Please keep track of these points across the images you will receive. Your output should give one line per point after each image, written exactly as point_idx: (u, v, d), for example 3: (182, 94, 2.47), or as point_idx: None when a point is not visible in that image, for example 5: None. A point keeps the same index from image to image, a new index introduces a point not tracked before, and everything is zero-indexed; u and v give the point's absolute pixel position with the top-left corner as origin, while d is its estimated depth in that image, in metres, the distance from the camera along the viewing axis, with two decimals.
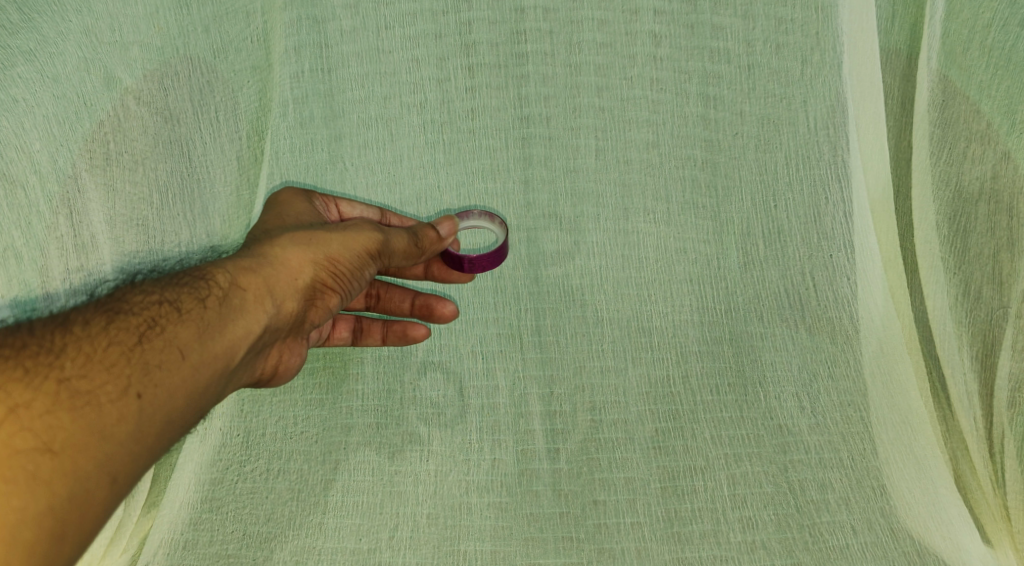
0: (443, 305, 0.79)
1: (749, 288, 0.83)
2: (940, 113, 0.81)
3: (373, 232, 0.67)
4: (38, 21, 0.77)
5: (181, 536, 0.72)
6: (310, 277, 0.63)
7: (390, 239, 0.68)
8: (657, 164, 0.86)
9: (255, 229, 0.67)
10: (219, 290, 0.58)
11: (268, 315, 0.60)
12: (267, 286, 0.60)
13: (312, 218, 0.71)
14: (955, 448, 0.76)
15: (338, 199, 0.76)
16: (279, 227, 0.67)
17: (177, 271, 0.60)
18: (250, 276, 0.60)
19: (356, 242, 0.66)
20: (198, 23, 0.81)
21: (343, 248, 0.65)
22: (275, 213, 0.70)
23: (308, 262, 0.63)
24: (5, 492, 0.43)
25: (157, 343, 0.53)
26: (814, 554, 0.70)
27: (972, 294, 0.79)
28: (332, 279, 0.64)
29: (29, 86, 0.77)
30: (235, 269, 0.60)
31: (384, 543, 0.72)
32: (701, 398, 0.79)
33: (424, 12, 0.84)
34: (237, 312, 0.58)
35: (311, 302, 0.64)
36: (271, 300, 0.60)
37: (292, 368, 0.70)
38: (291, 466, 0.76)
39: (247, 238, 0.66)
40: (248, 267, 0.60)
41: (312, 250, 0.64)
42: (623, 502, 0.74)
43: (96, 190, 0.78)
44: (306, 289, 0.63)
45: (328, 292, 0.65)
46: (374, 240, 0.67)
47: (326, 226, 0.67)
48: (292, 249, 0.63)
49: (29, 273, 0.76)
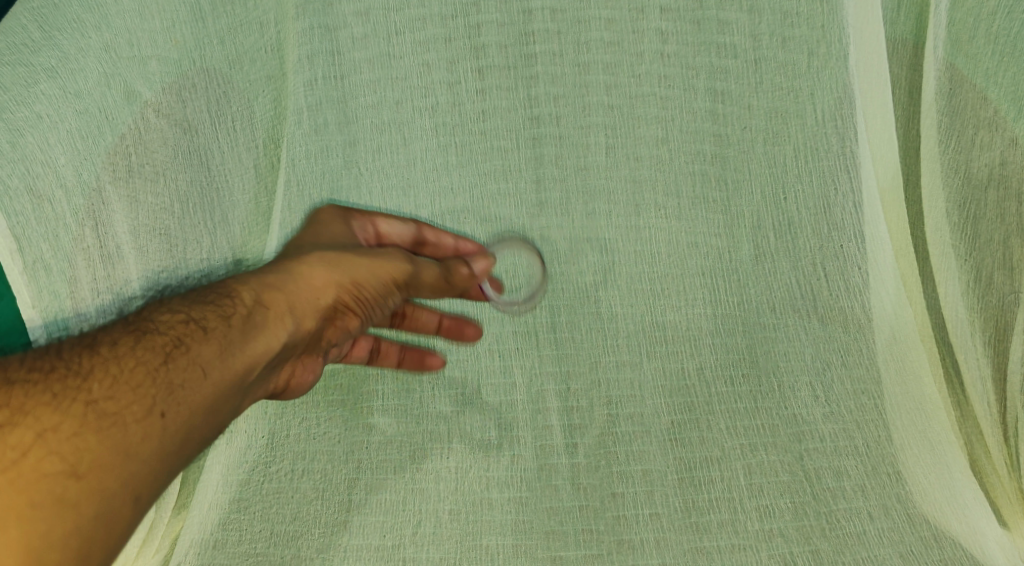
0: (468, 326, 0.83)
1: (762, 281, 0.84)
2: (948, 101, 0.81)
3: (401, 259, 0.69)
4: (59, 39, 0.79)
5: (212, 536, 0.74)
6: (333, 297, 0.64)
7: (416, 268, 0.70)
8: (667, 160, 0.86)
9: (287, 248, 0.69)
10: (243, 309, 0.59)
11: (289, 335, 0.61)
12: (290, 305, 0.61)
13: (342, 239, 0.73)
14: (970, 433, 0.78)
15: (375, 217, 0.79)
16: (308, 248, 0.68)
17: (207, 288, 0.62)
18: (274, 295, 0.61)
19: (383, 267, 0.67)
20: (213, 35, 0.82)
21: (370, 272, 0.67)
22: (305, 235, 0.72)
23: (333, 283, 0.64)
24: (28, 515, 0.46)
25: (182, 362, 0.55)
26: (832, 540, 0.73)
27: (984, 280, 0.80)
28: (357, 300, 0.65)
29: (53, 102, 0.78)
30: (261, 286, 0.61)
31: (408, 539, 0.74)
32: (716, 390, 0.81)
33: (434, 16, 0.86)
34: (261, 332, 0.60)
35: (332, 320, 0.66)
36: (293, 319, 0.61)
37: (307, 384, 0.71)
38: (315, 466, 0.78)
39: (278, 257, 0.67)
40: (272, 285, 0.62)
41: (339, 270, 0.65)
42: (641, 493, 0.76)
43: (120, 202, 0.79)
44: (329, 308, 0.64)
45: (348, 312, 0.66)
46: (401, 268, 0.68)
47: (355, 250, 0.68)
48: (320, 268, 0.65)
49: (59, 283, 0.77)
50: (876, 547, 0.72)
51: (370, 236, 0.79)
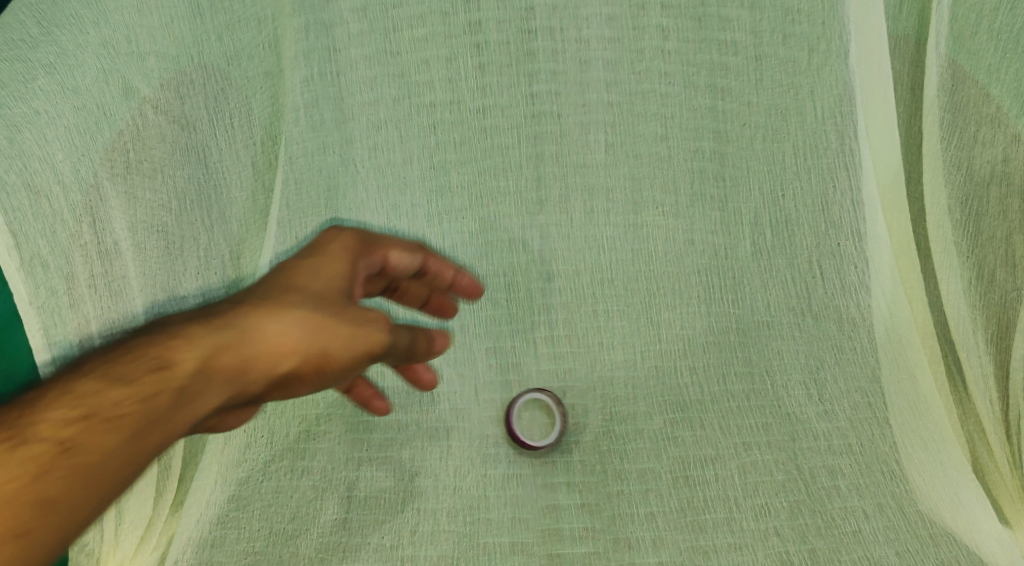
0: (425, 370, 0.77)
1: (758, 279, 0.85)
2: (950, 98, 0.80)
3: (384, 332, 0.57)
4: (58, 34, 0.73)
5: (209, 535, 0.73)
6: (287, 367, 0.54)
7: (398, 334, 0.60)
8: (666, 157, 0.86)
9: (276, 283, 0.58)
10: (170, 389, 0.49)
11: (225, 404, 0.53)
12: (232, 379, 0.52)
13: (343, 275, 0.61)
14: (971, 431, 0.78)
15: (389, 245, 0.69)
16: (297, 292, 0.57)
17: (157, 332, 0.53)
18: (215, 369, 0.51)
19: (360, 339, 0.56)
20: (211, 31, 0.81)
21: (344, 343, 0.55)
22: (306, 262, 0.60)
23: (292, 353, 0.54)
24: None
25: (78, 458, 0.45)
26: (827, 539, 0.72)
27: (986, 277, 0.79)
28: (316, 373, 0.55)
29: (50, 97, 0.72)
30: (199, 357, 0.51)
31: (406, 538, 0.73)
32: (710, 390, 0.82)
33: (434, 12, 0.85)
34: (188, 412, 0.51)
35: (284, 388, 0.55)
36: (229, 394, 0.52)
37: (231, 428, 0.62)
38: (314, 465, 0.77)
39: (259, 295, 0.56)
40: (212, 353, 0.51)
41: (303, 337, 0.54)
42: (637, 493, 0.76)
43: (118, 198, 0.75)
44: (280, 379, 0.54)
45: (306, 381, 0.56)
46: (381, 343, 0.57)
47: (343, 304, 0.57)
48: (291, 331, 0.54)
49: (57, 280, 0.72)
50: (872, 546, 0.71)
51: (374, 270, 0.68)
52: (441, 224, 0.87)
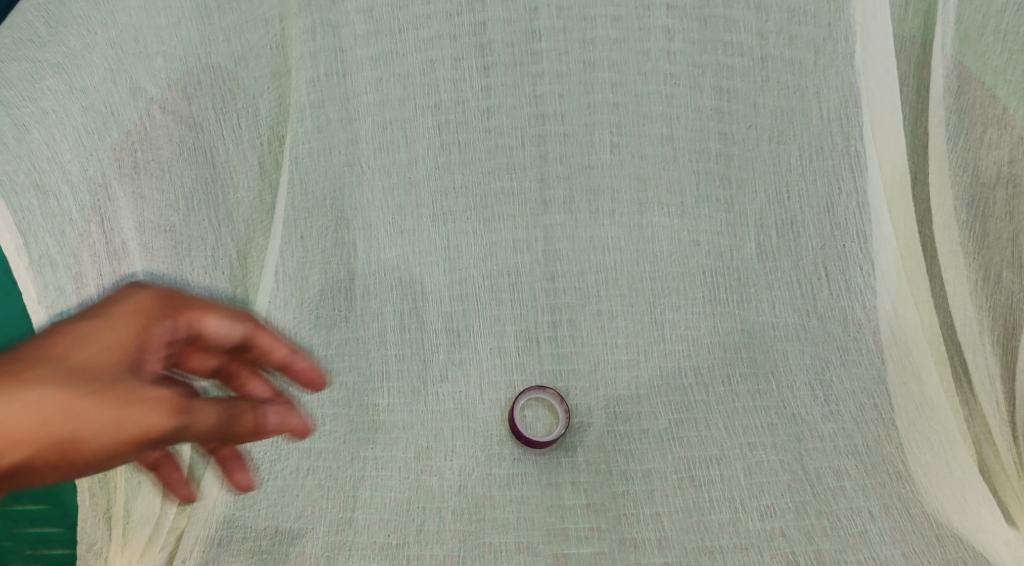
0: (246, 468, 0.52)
1: (762, 279, 0.85)
2: (956, 99, 0.80)
3: (161, 417, 0.45)
4: (65, 35, 0.73)
5: (216, 533, 0.73)
6: (22, 459, 0.43)
7: (198, 412, 0.46)
8: (672, 158, 0.86)
9: (34, 350, 0.47)
10: None
11: None
12: None
13: (128, 345, 0.49)
14: (977, 432, 0.77)
15: (202, 311, 0.56)
16: (49, 364, 0.45)
17: None
18: None
19: (122, 425, 0.44)
20: (219, 32, 0.81)
21: (99, 428, 0.44)
22: (79, 329, 0.48)
23: (20, 446, 0.43)
24: None
25: None
26: (833, 540, 0.72)
27: (992, 279, 0.79)
28: (66, 466, 0.44)
29: (58, 98, 0.71)
30: None
31: (413, 537, 0.74)
32: (715, 390, 0.82)
33: (439, 12, 0.85)
34: None
35: (41, 479, 0.45)
36: None
37: None
38: (320, 464, 0.78)
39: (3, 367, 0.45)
40: None
41: (42, 424, 0.43)
42: (642, 493, 0.76)
43: (126, 198, 0.74)
44: (16, 473, 0.44)
45: (55, 473, 0.45)
46: (149, 429, 0.45)
47: (107, 381, 0.46)
48: (21, 414, 0.43)
49: (64, 279, 0.70)
50: (879, 547, 0.72)
51: (178, 340, 0.55)
52: (445, 224, 0.87)
